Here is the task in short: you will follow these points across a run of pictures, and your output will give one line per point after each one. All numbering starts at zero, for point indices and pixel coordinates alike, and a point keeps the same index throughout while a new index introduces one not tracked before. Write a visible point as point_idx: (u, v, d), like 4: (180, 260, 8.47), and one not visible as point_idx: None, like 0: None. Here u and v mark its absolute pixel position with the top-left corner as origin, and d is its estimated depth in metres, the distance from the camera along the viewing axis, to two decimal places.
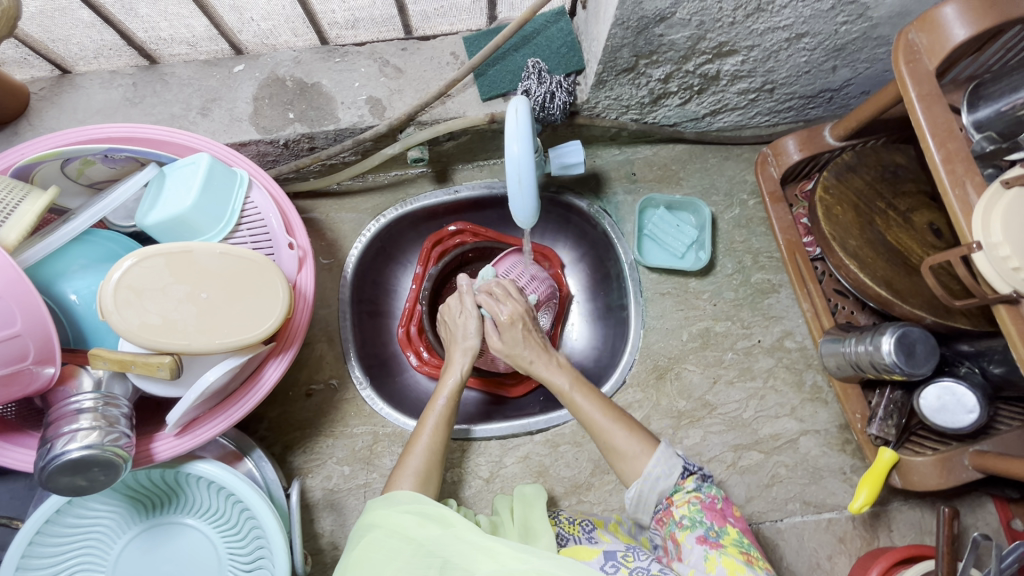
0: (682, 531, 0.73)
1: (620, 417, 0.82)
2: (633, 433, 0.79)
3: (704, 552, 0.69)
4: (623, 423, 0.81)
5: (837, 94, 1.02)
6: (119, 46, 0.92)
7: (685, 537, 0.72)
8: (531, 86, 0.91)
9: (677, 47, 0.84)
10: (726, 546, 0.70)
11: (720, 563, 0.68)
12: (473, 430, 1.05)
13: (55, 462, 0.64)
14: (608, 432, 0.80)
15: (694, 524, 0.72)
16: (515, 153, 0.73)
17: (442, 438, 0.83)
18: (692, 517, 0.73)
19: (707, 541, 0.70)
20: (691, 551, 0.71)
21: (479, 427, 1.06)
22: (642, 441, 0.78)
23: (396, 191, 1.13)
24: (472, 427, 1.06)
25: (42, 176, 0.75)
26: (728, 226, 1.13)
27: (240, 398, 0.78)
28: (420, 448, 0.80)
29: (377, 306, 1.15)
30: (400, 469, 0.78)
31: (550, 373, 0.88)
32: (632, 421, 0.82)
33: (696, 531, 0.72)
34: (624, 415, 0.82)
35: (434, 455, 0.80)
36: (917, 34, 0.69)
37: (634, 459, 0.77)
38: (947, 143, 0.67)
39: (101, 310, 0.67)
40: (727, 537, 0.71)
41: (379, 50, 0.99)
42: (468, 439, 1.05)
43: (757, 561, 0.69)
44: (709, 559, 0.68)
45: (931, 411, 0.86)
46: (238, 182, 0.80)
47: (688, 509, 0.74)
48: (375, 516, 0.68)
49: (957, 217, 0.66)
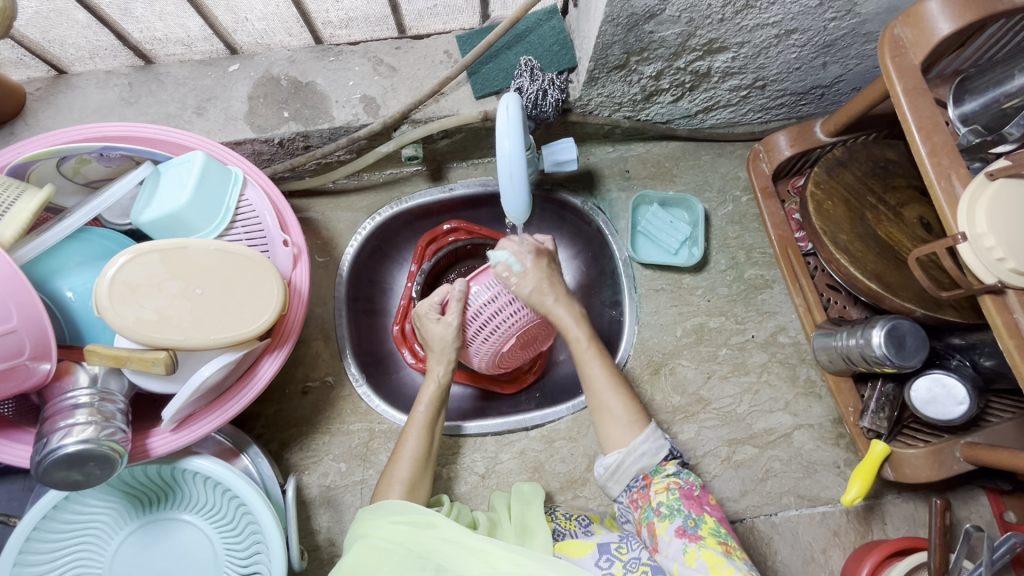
0: (660, 522, 0.72)
1: (622, 387, 0.82)
2: (629, 407, 0.80)
3: (683, 546, 0.69)
4: (623, 393, 0.82)
5: (828, 90, 1.03)
6: (115, 46, 0.93)
7: (663, 529, 0.72)
8: (524, 84, 0.92)
9: (668, 44, 0.84)
10: (705, 538, 0.70)
11: (699, 557, 0.68)
12: (465, 426, 1.06)
13: (51, 457, 0.65)
14: (604, 395, 0.82)
15: (672, 514, 0.72)
16: (507, 150, 0.73)
17: (426, 442, 0.86)
18: (669, 506, 0.73)
19: (685, 534, 0.70)
20: (669, 544, 0.70)
21: (471, 424, 1.06)
22: (635, 421, 0.79)
23: (391, 189, 1.14)
24: (463, 424, 1.06)
25: (38, 175, 0.76)
26: (722, 222, 1.14)
27: (235, 394, 0.79)
28: (405, 455, 0.84)
29: (373, 304, 1.16)
30: (387, 478, 0.81)
31: (567, 320, 0.87)
32: (631, 393, 0.82)
33: (674, 522, 0.72)
34: (625, 384, 0.83)
35: (420, 462, 0.84)
36: (902, 28, 0.70)
37: (622, 430, 0.79)
38: (933, 137, 0.68)
39: (97, 307, 0.67)
40: (705, 527, 0.71)
41: (374, 49, 0.99)
42: (459, 436, 1.06)
43: (735, 551, 0.69)
44: (688, 553, 0.68)
45: (922, 403, 0.87)
46: (233, 180, 0.80)
47: (667, 496, 0.74)
48: (367, 524, 0.71)
49: (942, 208, 0.66)
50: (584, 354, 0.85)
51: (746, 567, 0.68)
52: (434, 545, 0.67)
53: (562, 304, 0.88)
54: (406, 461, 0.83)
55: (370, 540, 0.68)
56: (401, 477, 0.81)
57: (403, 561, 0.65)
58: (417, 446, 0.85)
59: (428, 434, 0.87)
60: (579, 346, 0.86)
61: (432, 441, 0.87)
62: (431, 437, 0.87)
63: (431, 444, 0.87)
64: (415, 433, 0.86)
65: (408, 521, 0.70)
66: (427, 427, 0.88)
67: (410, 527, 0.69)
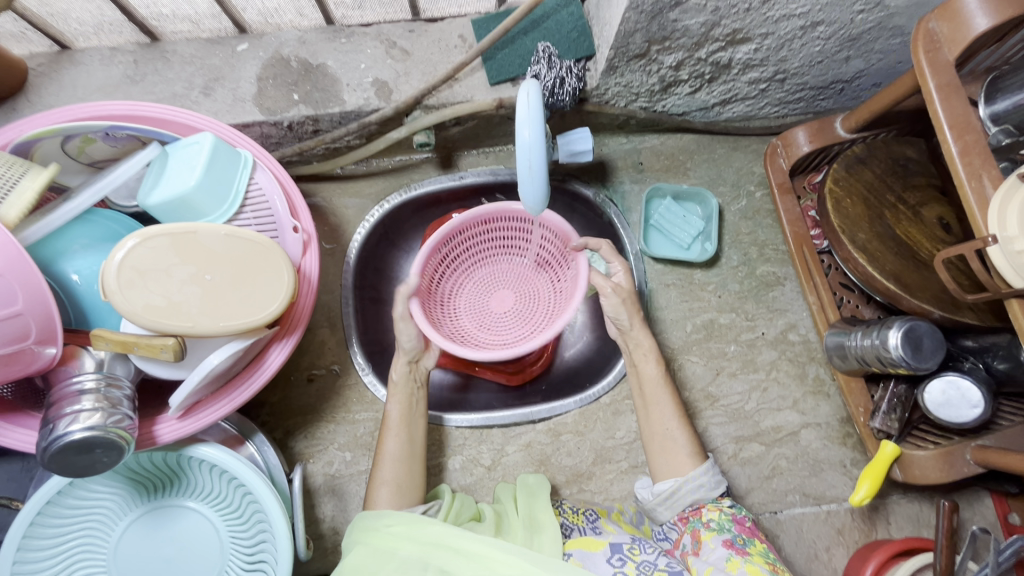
0: (707, 531, 0.74)
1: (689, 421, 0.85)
2: (688, 438, 0.83)
3: (728, 555, 0.70)
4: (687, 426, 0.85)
5: (848, 85, 1.02)
6: (120, 22, 0.90)
7: (710, 537, 0.73)
8: (540, 71, 0.90)
9: (691, 34, 0.82)
10: (752, 554, 0.70)
11: (743, 567, 0.68)
12: (446, 418, 1.04)
13: (56, 444, 0.63)
14: (668, 424, 0.84)
15: (721, 529, 0.74)
16: (527, 139, 0.71)
17: (406, 439, 0.85)
18: (720, 523, 0.75)
19: (733, 546, 0.71)
20: (713, 551, 0.72)
21: (452, 416, 1.04)
22: (695, 452, 0.82)
23: (400, 176, 1.12)
24: (446, 416, 1.04)
25: (42, 153, 0.74)
26: (735, 218, 1.13)
27: (243, 381, 0.78)
28: (387, 458, 0.83)
29: (379, 293, 1.12)
30: (373, 480, 0.81)
31: (645, 347, 0.89)
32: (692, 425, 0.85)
33: (722, 535, 0.73)
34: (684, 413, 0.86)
35: (403, 461, 0.83)
36: (937, 23, 0.68)
37: (682, 460, 0.82)
38: (965, 135, 0.67)
39: (105, 291, 0.66)
40: (755, 547, 0.72)
41: (387, 31, 0.97)
42: (439, 426, 1.04)
43: (781, 570, 0.69)
44: (732, 562, 0.69)
45: (935, 405, 0.86)
46: (243, 163, 0.78)
47: (719, 515, 0.76)
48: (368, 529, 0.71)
49: (972, 210, 0.65)
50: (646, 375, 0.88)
51: None
52: (432, 549, 0.67)
53: (641, 330, 0.90)
54: (391, 463, 0.82)
55: (379, 545, 0.69)
56: (388, 478, 0.81)
57: (405, 563, 0.66)
58: (398, 445, 0.84)
59: (409, 429, 0.86)
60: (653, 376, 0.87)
61: (415, 437, 0.86)
62: (413, 430, 0.86)
63: (413, 439, 0.85)
64: (393, 431, 0.85)
65: (406, 526, 0.70)
66: (410, 417, 0.87)
67: (408, 530, 0.69)
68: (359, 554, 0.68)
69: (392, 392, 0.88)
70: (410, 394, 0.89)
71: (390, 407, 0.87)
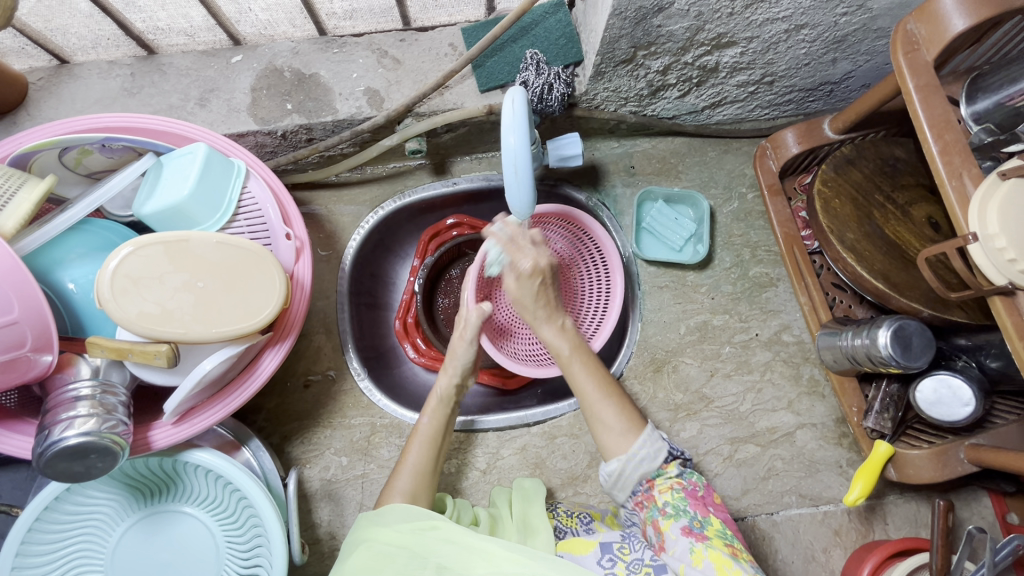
0: (666, 520, 0.74)
1: (613, 392, 0.82)
2: (623, 411, 0.81)
3: (690, 545, 0.71)
4: (617, 399, 0.82)
5: (837, 86, 1.02)
6: (117, 37, 0.92)
7: (669, 527, 0.74)
8: (529, 78, 0.91)
9: (676, 38, 0.83)
10: (711, 538, 0.72)
11: (706, 557, 0.69)
12: (476, 422, 1.06)
13: (52, 449, 0.65)
14: (595, 401, 0.82)
15: (678, 514, 0.74)
16: (512, 144, 0.72)
17: (429, 454, 0.84)
18: (675, 506, 0.75)
19: (692, 533, 0.72)
20: (676, 543, 0.72)
21: (482, 419, 1.06)
22: (629, 427, 0.79)
23: (394, 183, 1.13)
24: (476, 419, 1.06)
25: (41, 165, 0.75)
26: (727, 219, 1.13)
27: (238, 387, 0.79)
28: (407, 469, 0.82)
29: (375, 298, 1.15)
30: (389, 488, 0.80)
31: (550, 337, 0.86)
32: (622, 393, 0.83)
33: (680, 521, 0.74)
34: (614, 387, 0.83)
35: (424, 473, 0.82)
36: (915, 24, 0.69)
37: (618, 438, 0.79)
38: (945, 135, 0.67)
39: (99, 299, 0.67)
40: (711, 528, 0.74)
41: (378, 41, 0.98)
42: (470, 432, 1.06)
43: (741, 553, 0.71)
44: (695, 553, 0.70)
45: (927, 404, 0.86)
46: (236, 172, 0.80)
47: (671, 495, 0.76)
48: (370, 532, 0.71)
49: (953, 208, 0.65)
50: (572, 372, 0.85)
51: (752, 568, 0.70)
52: (432, 545, 0.67)
53: (546, 324, 0.87)
54: (408, 472, 0.82)
55: (376, 546, 0.68)
56: (403, 487, 0.79)
57: (406, 564, 0.65)
58: (420, 457, 0.83)
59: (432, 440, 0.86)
60: (565, 361, 0.85)
61: (439, 454, 0.85)
62: (438, 450, 0.85)
63: (437, 458, 0.85)
64: (418, 443, 0.84)
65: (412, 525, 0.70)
66: (434, 439, 0.86)
67: (413, 532, 0.69)
68: (357, 558, 0.67)
69: (431, 408, 0.88)
70: (446, 415, 0.89)
71: (423, 420, 0.87)
